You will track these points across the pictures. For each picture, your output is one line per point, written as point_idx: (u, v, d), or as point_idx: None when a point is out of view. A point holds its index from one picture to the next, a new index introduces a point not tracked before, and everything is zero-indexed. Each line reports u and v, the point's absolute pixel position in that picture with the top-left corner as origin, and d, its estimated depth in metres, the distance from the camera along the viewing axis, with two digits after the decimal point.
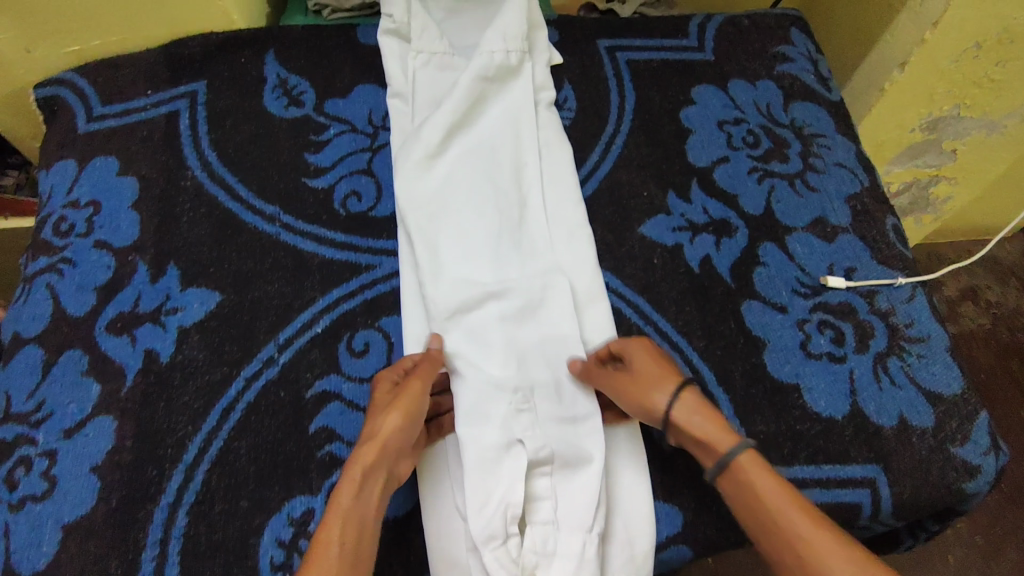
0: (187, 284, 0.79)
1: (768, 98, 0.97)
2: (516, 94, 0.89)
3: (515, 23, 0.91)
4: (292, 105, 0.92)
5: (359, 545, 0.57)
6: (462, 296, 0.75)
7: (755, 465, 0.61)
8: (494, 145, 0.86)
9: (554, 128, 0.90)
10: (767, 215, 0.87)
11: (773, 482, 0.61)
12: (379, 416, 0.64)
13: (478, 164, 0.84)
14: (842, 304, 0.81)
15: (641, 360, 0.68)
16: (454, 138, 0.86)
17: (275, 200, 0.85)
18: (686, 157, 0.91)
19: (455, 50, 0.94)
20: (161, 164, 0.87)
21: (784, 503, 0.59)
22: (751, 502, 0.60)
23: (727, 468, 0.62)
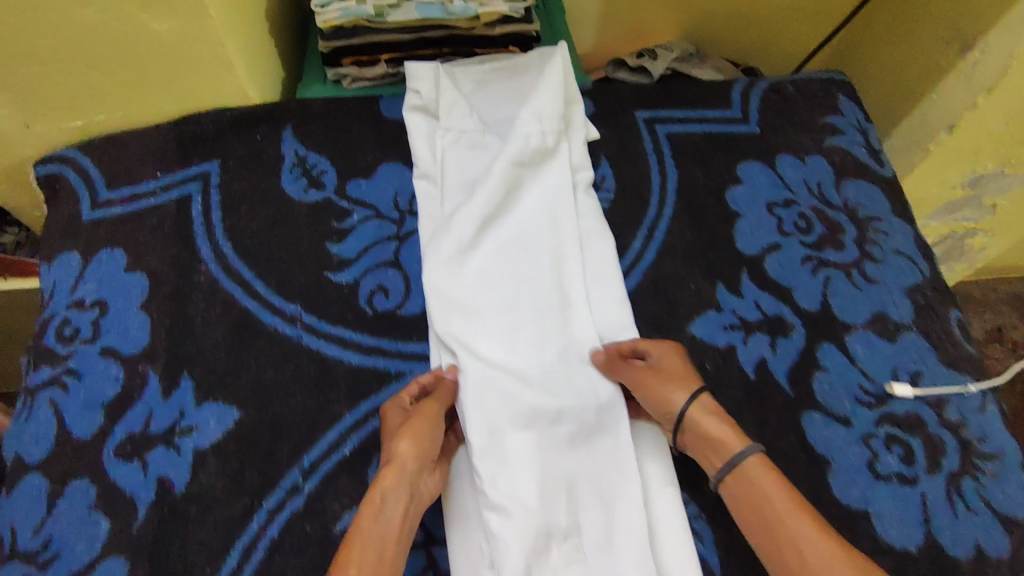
0: (202, 398, 0.72)
1: (819, 176, 0.90)
2: (552, 178, 0.83)
3: (550, 102, 0.86)
4: (312, 187, 0.86)
5: (380, 566, 0.59)
6: (501, 420, 0.68)
7: (766, 474, 0.63)
8: (531, 239, 0.80)
9: (594, 217, 0.83)
10: (824, 311, 0.81)
11: (781, 492, 0.62)
12: (393, 440, 0.65)
13: (514, 261, 0.78)
14: (910, 416, 0.76)
15: (670, 359, 0.71)
16: (488, 231, 0.79)
17: (295, 296, 0.79)
18: (735, 244, 0.85)
19: (486, 126, 0.87)
20: (172, 258, 0.80)
21: (793, 514, 0.61)
22: (759, 509, 0.62)
23: (733, 471, 0.65)
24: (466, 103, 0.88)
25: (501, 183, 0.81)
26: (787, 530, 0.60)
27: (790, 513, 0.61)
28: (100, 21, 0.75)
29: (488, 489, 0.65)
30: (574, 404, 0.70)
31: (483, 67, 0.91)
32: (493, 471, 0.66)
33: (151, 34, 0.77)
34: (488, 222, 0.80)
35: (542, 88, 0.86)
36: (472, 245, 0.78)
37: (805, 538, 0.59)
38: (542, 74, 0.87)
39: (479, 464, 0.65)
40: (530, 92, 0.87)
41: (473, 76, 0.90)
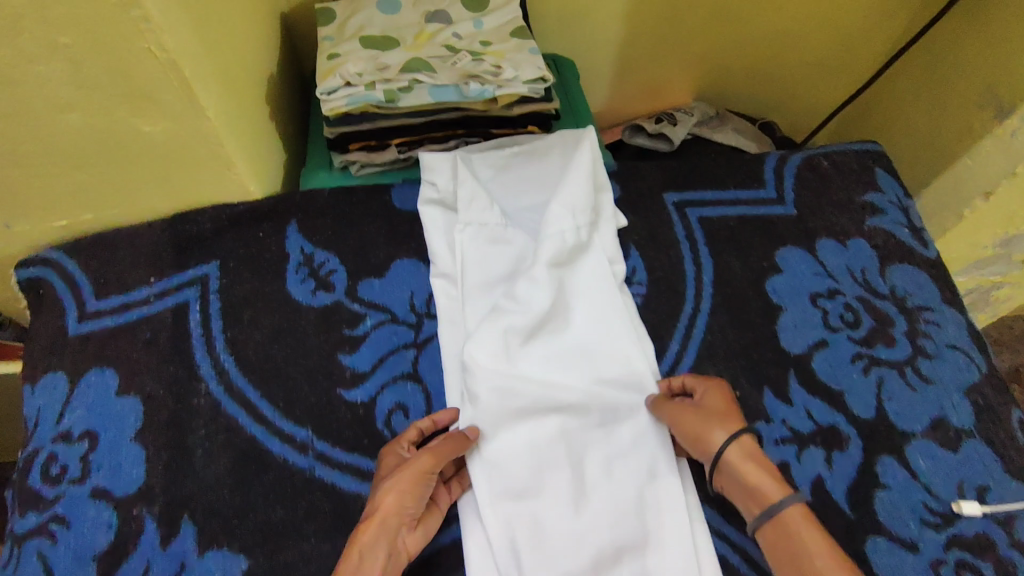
0: (205, 545, 0.65)
1: (863, 261, 0.85)
2: (589, 278, 0.77)
3: (581, 194, 0.80)
4: (320, 289, 0.79)
5: None
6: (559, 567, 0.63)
7: (808, 525, 0.58)
8: (576, 349, 0.74)
9: (633, 318, 0.77)
10: (881, 419, 0.75)
11: (824, 552, 0.56)
12: (378, 491, 0.62)
13: (559, 373, 0.72)
14: (979, 537, 0.70)
15: (711, 397, 0.68)
16: (529, 342, 0.73)
17: (306, 419, 0.71)
18: (779, 342, 0.79)
19: (514, 219, 0.81)
20: (169, 378, 0.73)
21: (839, 573, 0.54)
22: (797, 563, 0.56)
23: (772, 520, 0.59)
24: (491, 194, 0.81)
25: (541, 288, 0.75)
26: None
27: (837, 573, 0.54)
28: (85, 125, 0.68)
29: None
30: (631, 547, 0.64)
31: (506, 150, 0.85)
32: None
33: (142, 136, 0.70)
34: (528, 332, 0.73)
35: (574, 180, 0.81)
36: (513, 359, 0.72)
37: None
38: (572, 163, 0.82)
39: None
40: (560, 182, 0.81)
41: (498, 161, 0.84)
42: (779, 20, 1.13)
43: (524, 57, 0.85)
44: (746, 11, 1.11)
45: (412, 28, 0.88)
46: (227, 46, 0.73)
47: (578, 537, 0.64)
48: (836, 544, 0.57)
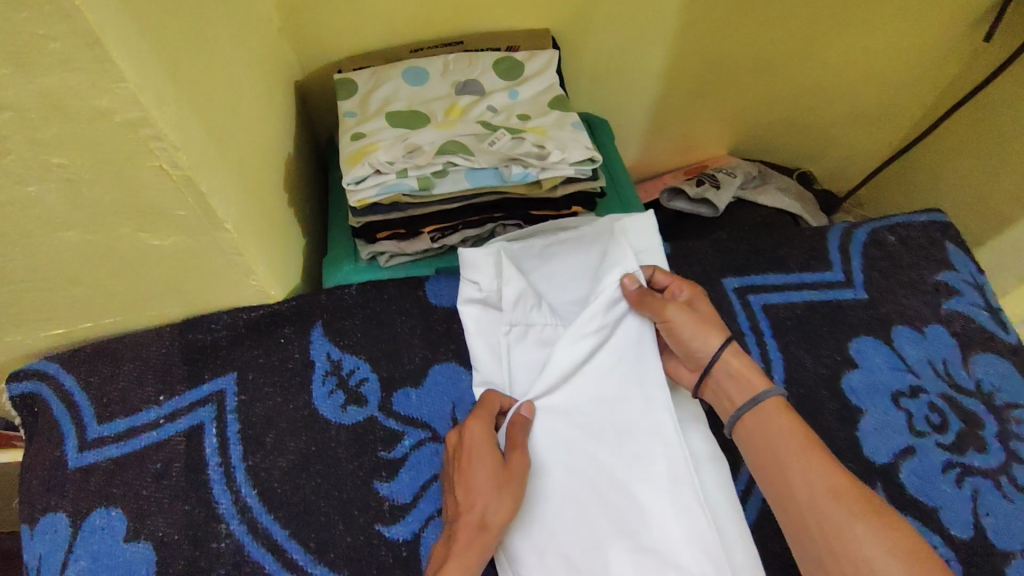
0: None
1: (943, 351, 0.78)
2: (628, 361, 0.66)
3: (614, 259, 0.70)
4: (351, 403, 0.71)
5: None
6: None
7: (782, 413, 0.58)
8: (616, 442, 0.63)
9: (705, 439, 0.65)
10: (980, 539, 0.68)
11: (798, 435, 0.56)
12: (489, 498, 0.58)
13: (597, 476, 0.63)
14: None
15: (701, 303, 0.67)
16: (563, 437, 0.65)
17: (343, 563, 0.63)
18: (862, 450, 0.71)
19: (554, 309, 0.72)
20: (183, 518, 0.65)
21: (810, 457, 0.54)
22: (772, 447, 0.56)
23: (753, 410, 0.59)
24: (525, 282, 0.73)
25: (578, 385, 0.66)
26: (798, 471, 0.54)
27: (806, 456, 0.54)
28: (86, 242, 0.59)
29: None
30: None
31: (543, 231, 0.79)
32: None
33: (151, 250, 0.62)
34: (564, 431, 0.65)
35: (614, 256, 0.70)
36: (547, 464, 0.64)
37: (814, 473, 0.53)
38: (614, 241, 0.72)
39: None
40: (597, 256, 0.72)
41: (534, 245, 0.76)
42: (826, 71, 1.06)
43: (567, 135, 0.77)
44: (789, 67, 1.04)
45: (441, 102, 0.81)
46: (245, 143, 0.65)
47: None
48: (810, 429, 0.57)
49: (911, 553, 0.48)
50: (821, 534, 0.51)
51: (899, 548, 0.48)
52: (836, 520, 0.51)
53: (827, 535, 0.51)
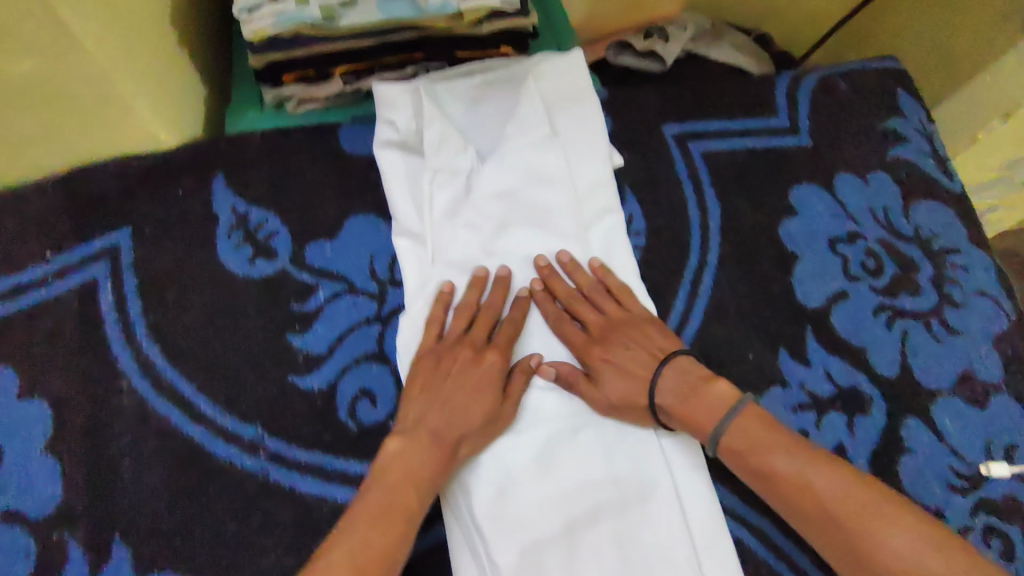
0: (144, 570, 0.55)
1: (885, 199, 0.75)
2: (554, 214, 0.67)
3: (565, 131, 0.70)
4: (260, 256, 0.66)
5: (386, 513, 0.51)
6: (531, 544, 0.55)
7: (757, 426, 0.55)
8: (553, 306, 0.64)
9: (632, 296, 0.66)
10: (906, 377, 0.68)
11: (788, 451, 0.54)
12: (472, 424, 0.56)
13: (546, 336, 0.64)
14: (1008, 499, 0.64)
15: (614, 381, 0.59)
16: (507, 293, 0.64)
17: (256, 414, 0.61)
18: (795, 296, 0.70)
19: (542, 210, 0.67)
20: (80, 374, 0.61)
21: (818, 472, 0.52)
22: (772, 479, 0.54)
23: (730, 437, 0.56)
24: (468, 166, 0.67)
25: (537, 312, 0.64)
26: (812, 496, 0.52)
27: (809, 472, 0.52)
28: None
29: None
30: (608, 505, 0.57)
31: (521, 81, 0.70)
32: None
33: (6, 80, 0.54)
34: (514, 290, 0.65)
35: (562, 127, 0.70)
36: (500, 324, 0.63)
37: (831, 491, 0.51)
38: (581, 122, 0.70)
39: None
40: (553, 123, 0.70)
41: (531, 115, 0.69)
42: None
43: None
44: None
45: None
46: None
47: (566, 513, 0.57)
48: (789, 431, 0.56)
49: (940, 540, 0.49)
50: (848, 551, 0.50)
51: (927, 538, 0.49)
52: (871, 534, 0.49)
53: (857, 551, 0.50)
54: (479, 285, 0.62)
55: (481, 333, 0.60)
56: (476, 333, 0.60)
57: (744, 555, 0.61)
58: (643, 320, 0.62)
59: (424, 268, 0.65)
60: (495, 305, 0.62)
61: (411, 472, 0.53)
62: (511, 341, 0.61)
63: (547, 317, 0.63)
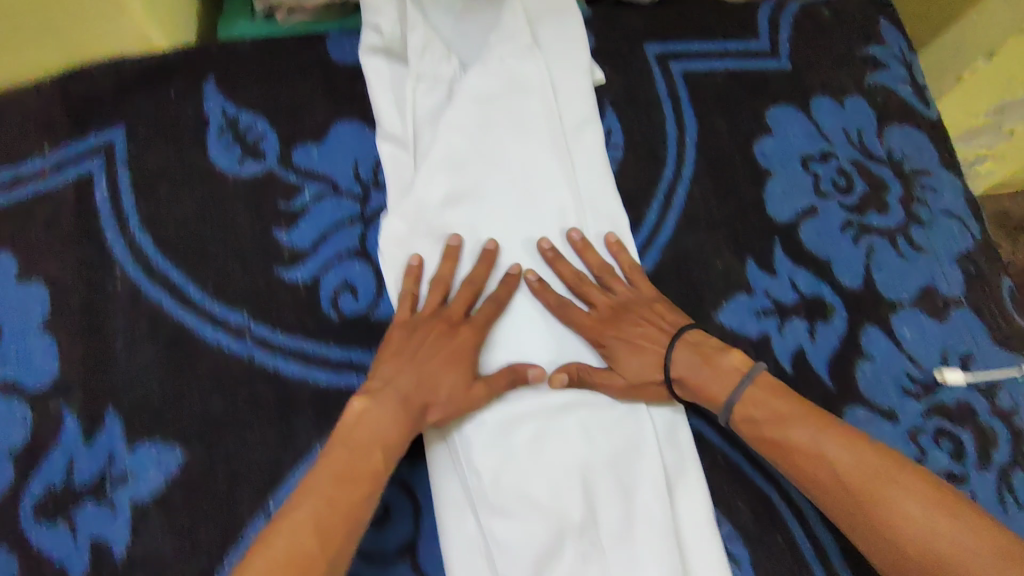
0: (136, 438, 0.59)
1: (860, 122, 0.77)
2: (534, 125, 0.69)
3: (548, 46, 0.72)
4: (248, 157, 0.68)
5: (346, 471, 0.52)
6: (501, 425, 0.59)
7: (771, 397, 0.58)
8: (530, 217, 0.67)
9: (605, 205, 0.69)
10: (868, 288, 0.70)
11: (802, 423, 0.56)
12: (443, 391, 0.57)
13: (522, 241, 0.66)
14: (961, 406, 0.67)
15: (629, 359, 0.61)
16: (486, 200, 0.67)
17: (243, 302, 0.64)
18: (765, 211, 0.72)
19: (529, 185, 0.68)
20: (75, 259, 0.64)
21: (833, 443, 0.54)
22: (786, 447, 0.56)
23: (746, 408, 0.58)
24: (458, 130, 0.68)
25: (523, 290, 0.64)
26: (827, 464, 0.54)
27: (824, 442, 0.54)
28: None
29: (489, 489, 0.57)
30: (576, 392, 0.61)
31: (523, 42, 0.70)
32: (495, 467, 0.58)
33: None
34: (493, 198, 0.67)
35: (545, 42, 0.72)
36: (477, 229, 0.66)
37: (845, 461, 0.54)
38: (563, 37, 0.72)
39: (480, 461, 0.58)
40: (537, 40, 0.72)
41: (528, 82, 0.70)
42: None
43: None
44: None
45: None
46: None
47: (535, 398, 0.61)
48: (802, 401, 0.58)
49: (949, 505, 0.50)
50: (860, 516, 0.52)
51: (937, 502, 0.50)
52: (882, 499, 0.51)
53: (867, 514, 0.52)
54: (451, 257, 0.63)
55: (459, 307, 0.61)
56: (454, 308, 0.61)
57: (704, 447, 0.65)
58: (651, 302, 0.64)
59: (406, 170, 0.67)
60: (477, 278, 0.62)
61: (375, 437, 0.54)
62: (492, 318, 0.62)
63: (551, 308, 0.63)
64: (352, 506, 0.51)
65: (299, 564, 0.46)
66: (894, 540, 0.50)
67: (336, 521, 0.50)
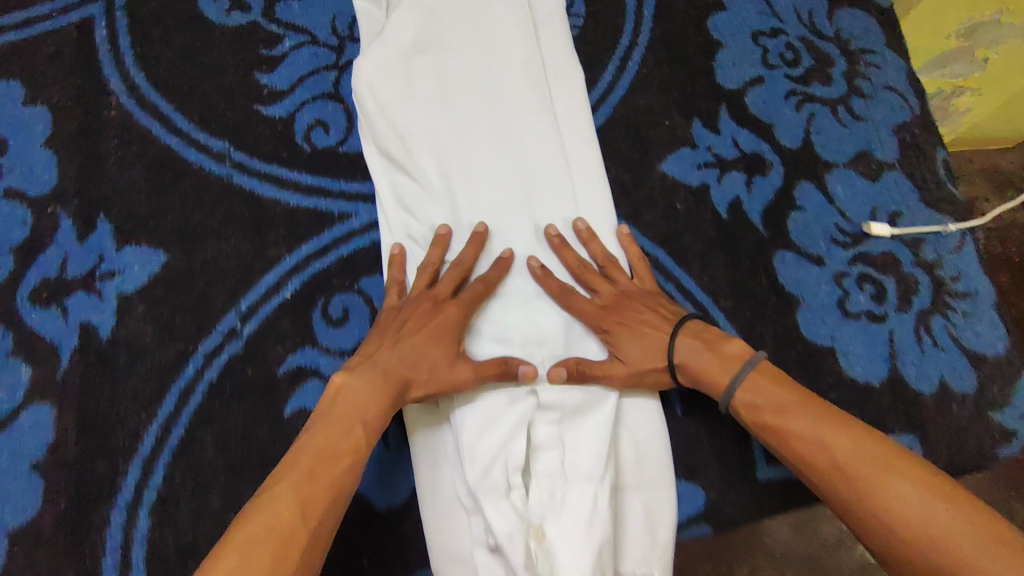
0: (123, 241, 0.65)
1: (811, 3, 0.81)
2: None
3: None
4: (235, 9, 0.74)
5: (322, 449, 0.53)
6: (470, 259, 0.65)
7: (768, 380, 0.57)
8: (492, 78, 0.70)
9: (561, 60, 0.73)
10: (806, 149, 0.75)
11: (801, 409, 0.55)
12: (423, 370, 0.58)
13: (483, 97, 0.70)
14: (885, 255, 0.72)
15: (630, 342, 0.61)
16: (450, 61, 0.70)
17: (224, 132, 0.70)
18: (714, 78, 0.77)
19: (515, 129, 0.69)
20: (76, 90, 0.70)
21: (833, 433, 0.53)
22: (785, 436, 0.55)
23: (744, 392, 0.57)
24: (446, 92, 0.69)
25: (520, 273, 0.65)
26: (826, 453, 0.52)
27: (820, 427, 0.53)
28: None
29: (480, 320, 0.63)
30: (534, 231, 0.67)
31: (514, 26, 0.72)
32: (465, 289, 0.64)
33: None
34: (458, 59, 0.71)
35: None
36: (440, 83, 0.69)
37: (845, 449, 0.52)
38: None
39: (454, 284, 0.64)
40: None
41: (509, 28, 0.72)
42: None
43: None
44: None
45: None
46: None
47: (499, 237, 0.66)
48: (800, 386, 0.57)
49: (947, 491, 0.48)
50: (864, 512, 0.50)
51: (935, 490, 0.48)
52: (876, 484, 0.49)
53: (868, 507, 0.50)
54: (442, 245, 0.63)
55: (447, 288, 0.61)
56: (443, 288, 0.61)
57: None
58: (651, 292, 0.64)
59: (377, 27, 0.72)
60: (464, 260, 0.62)
61: (356, 413, 0.55)
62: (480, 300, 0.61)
63: (552, 294, 0.63)
64: (333, 482, 0.52)
65: (280, 535, 0.47)
66: (887, 525, 0.48)
67: (318, 492, 0.51)
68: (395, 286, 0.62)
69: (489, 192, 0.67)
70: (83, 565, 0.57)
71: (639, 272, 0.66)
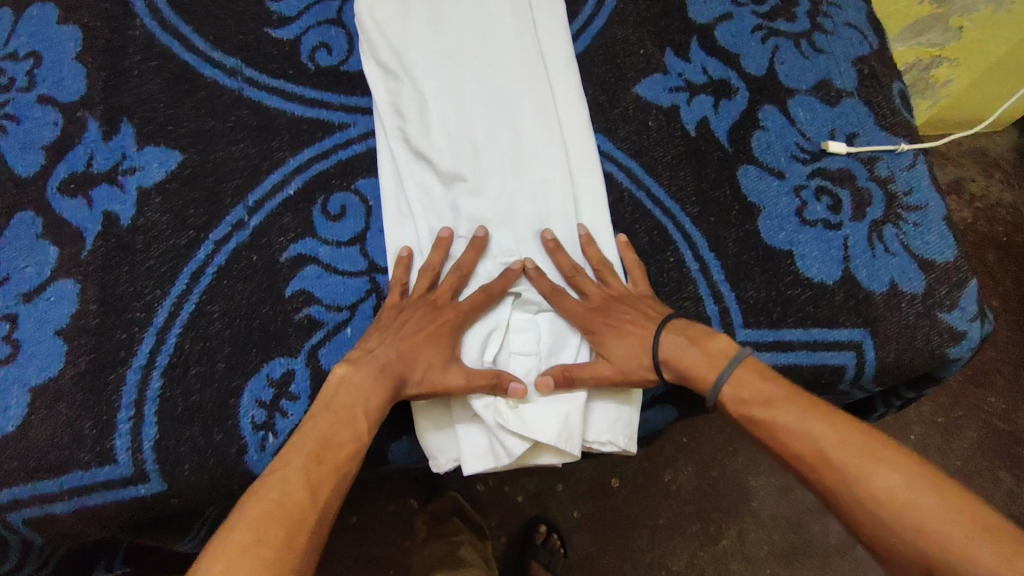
0: (144, 142, 0.72)
1: None
2: None
3: None
4: None
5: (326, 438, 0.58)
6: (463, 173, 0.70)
7: (756, 377, 0.61)
8: (483, 12, 0.76)
9: None
10: (770, 77, 0.81)
11: (788, 405, 0.59)
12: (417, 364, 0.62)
13: (475, 29, 0.75)
14: (842, 171, 0.78)
15: (615, 343, 0.64)
16: None
17: (236, 51, 0.77)
18: (686, 12, 0.84)
19: (504, 58, 0.75)
20: (103, 12, 0.77)
21: (823, 428, 0.57)
22: (776, 433, 0.59)
23: (732, 386, 0.61)
24: (440, 25, 0.75)
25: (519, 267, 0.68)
26: (815, 447, 0.57)
27: (807, 420, 0.58)
28: None
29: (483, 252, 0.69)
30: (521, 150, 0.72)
31: (511, 5, 0.77)
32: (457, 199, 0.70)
33: None
34: None
35: None
36: (435, 17, 0.75)
37: (834, 443, 0.56)
38: None
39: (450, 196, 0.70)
40: None
41: None
42: None
43: None
44: None
45: None
46: None
47: (489, 154, 0.71)
48: (789, 384, 0.61)
49: (933, 481, 0.53)
50: (854, 501, 0.54)
51: (917, 476, 0.53)
52: (865, 475, 0.54)
53: (858, 497, 0.54)
54: (444, 248, 0.67)
55: (446, 290, 0.65)
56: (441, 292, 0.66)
57: (613, 186, 0.76)
58: (642, 297, 0.68)
59: None
60: (463, 265, 0.66)
61: (358, 404, 0.59)
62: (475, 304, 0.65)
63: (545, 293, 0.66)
64: (338, 467, 0.57)
65: (289, 511, 0.53)
66: (874, 512, 0.53)
67: (325, 474, 0.56)
68: (398, 287, 0.67)
69: (480, 113, 0.72)
70: (100, 417, 0.63)
71: (635, 275, 0.70)
